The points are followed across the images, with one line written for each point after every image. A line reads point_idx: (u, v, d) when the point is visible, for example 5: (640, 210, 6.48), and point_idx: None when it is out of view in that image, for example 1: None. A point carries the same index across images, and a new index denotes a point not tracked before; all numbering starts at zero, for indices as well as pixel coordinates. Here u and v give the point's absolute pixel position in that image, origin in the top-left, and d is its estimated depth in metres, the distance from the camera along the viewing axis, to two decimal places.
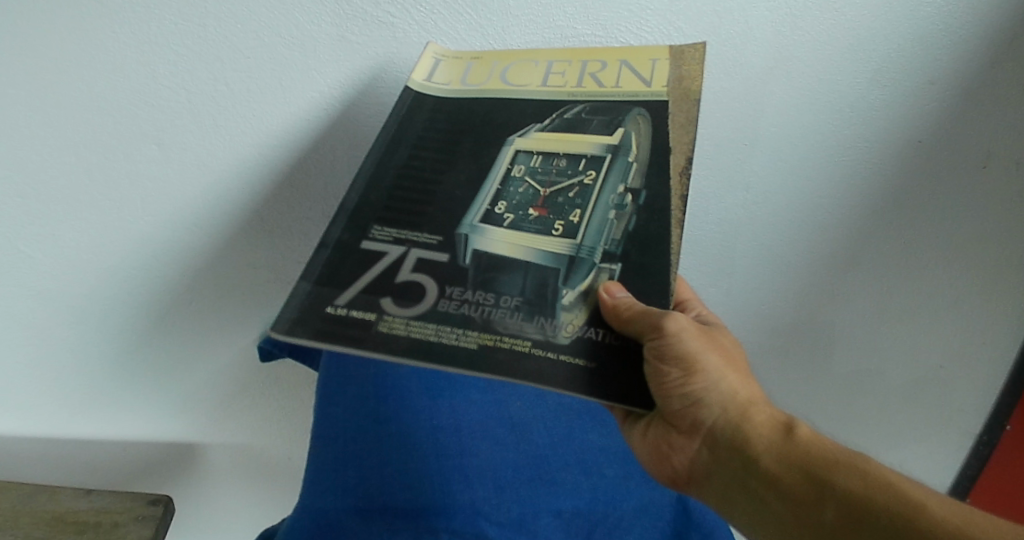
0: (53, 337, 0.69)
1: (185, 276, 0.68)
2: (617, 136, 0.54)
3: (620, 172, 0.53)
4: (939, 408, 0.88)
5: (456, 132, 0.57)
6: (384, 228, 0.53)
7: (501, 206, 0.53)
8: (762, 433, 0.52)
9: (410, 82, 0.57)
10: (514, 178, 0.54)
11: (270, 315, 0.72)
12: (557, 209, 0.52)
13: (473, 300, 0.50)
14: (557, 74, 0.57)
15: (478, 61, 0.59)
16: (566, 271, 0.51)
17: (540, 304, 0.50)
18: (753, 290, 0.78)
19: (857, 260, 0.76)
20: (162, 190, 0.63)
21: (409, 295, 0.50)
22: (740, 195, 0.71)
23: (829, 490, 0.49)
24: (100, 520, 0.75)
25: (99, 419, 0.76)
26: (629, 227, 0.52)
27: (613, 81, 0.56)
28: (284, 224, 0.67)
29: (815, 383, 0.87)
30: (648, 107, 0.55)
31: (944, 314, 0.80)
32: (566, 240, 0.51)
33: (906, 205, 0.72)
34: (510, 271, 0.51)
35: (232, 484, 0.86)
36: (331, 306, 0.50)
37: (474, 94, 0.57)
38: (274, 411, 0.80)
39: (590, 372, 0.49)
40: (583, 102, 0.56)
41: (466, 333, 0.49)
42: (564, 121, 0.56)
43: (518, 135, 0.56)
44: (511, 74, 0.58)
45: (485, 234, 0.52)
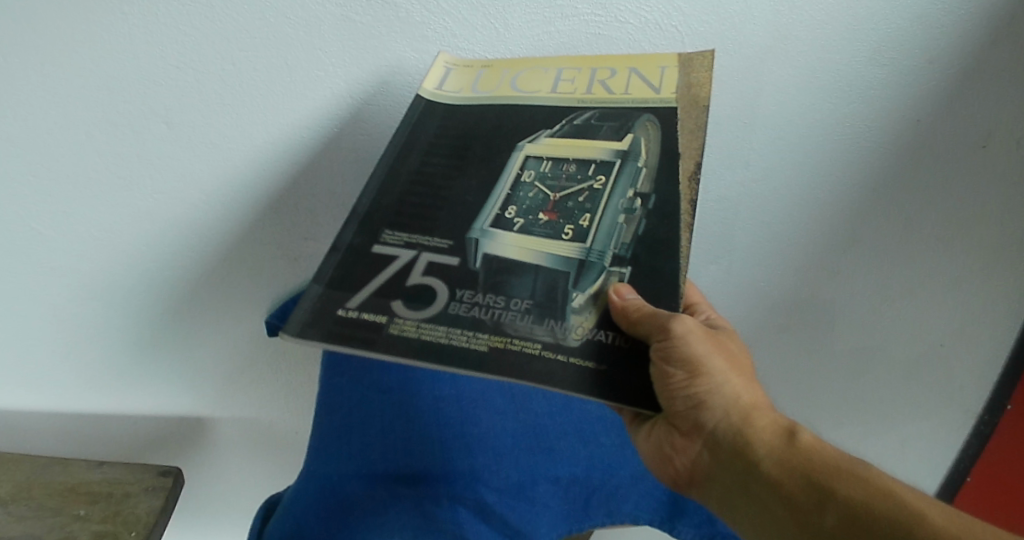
0: (65, 310, 0.70)
1: (193, 253, 0.69)
2: (626, 142, 0.55)
3: (630, 178, 0.54)
4: (941, 388, 0.89)
5: (467, 137, 0.58)
6: (395, 233, 0.54)
7: (511, 210, 0.54)
8: (765, 435, 0.53)
9: (421, 90, 0.58)
10: (524, 183, 0.55)
11: (280, 293, 0.73)
12: (566, 214, 0.54)
13: (484, 303, 0.51)
14: (567, 81, 0.59)
15: (489, 69, 0.60)
16: (576, 274, 0.52)
17: (550, 307, 0.51)
18: (753, 267, 0.79)
19: (858, 238, 0.77)
20: (173, 167, 0.64)
21: (420, 298, 0.51)
22: (740, 172, 0.72)
23: (828, 494, 0.50)
24: (112, 490, 0.74)
25: (112, 392, 0.78)
26: (638, 231, 0.53)
27: (623, 88, 0.57)
28: (291, 201, 0.68)
29: (816, 361, 0.88)
30: (658, 113, 0.56)
31: (944, 296, 0.81)
32: (576, 245, 0.52)
33: (906, 185, 0.73)
34: (520, 274, 0.52)
35: (240, 457, 0.87)
36: (343, 308, 0.51)
37: (485, 101, 0.59)
38: (282, 386, 0.81)
39: (598, 372, 0.50)
40: (594, 108, 0.57)
41: (476, 336, 0.50)
42: (573, 128, 0.57)
43: (529, 141, 0.57)
44: (522, 81, 0.59)
45: (497, 238, 0.53)
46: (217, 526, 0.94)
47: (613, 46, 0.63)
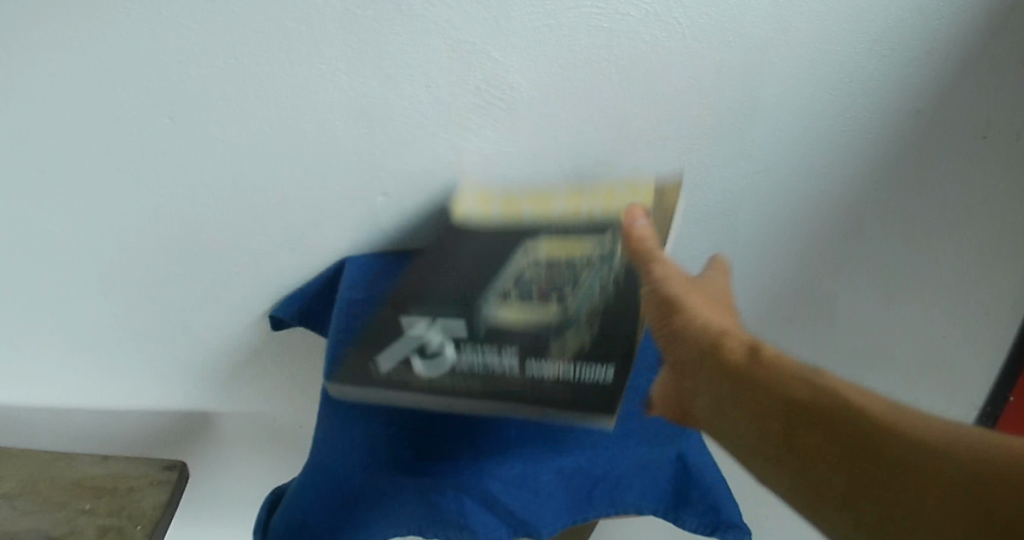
0: (72, 305, 0.71)
1: (197, 246, 0.70)
2: (605, 235, 0.63)
3: (604, 273, 0.62)
4: (939, 375, 0.90)
5: (475, 266, 0.64)
6: (418, 313, 0.61)
7: (506, 287, 0.62)
8: (735, 362, 0.52)
9: (454, 214, 0.68)
10: (520, 286, 0.62)
11: (284, 285, 0.74)
12: (549, 295, 0.61)
13: (487, 353, 0.57)
14: (567, 197, 0.66)
15: (507, 194, 0.68)
16: (556, 331, 0.58)
17: (537, 349, 0.57)
18: (754, 258, 0.80)
19: (861, 229, 0.77)
20: (177, 164, 0.64)
21: (434, 354, 0.57)
22: (741, 164, 0.72)
23: (812, 415, 0.49)
24: (117, 484, 0.74)
25: (117, 386, 0.78)
26: (603, 305, 0.61)
27: (609, 206, 0.64)
28: (294, 194, 0.68)
29: (820, 347, 0.88)
30: (631, 213, 0.64)
31: (944, 286, 0.81)
32: (556, 313, 0.60)
33: (906, 176, 0.73)
34: (513, 329, 0.59)
35: (245, 452, 0.87)
36: (375, 368, 0.57)
37: (497, 225, 0.66)
38: (286, 379, 0.81)
39: (578, 404, 0.54)
40: (586, 218, 0.64)
41: (477, 379, 0.56)
42: (566, 235, 0.64)
43: (532, 240, 0.64)
44: (531, 205, 0.66)
45: (495, 309, 0.60)
46: (224, 518, 0.95)
47: (615, 38, 0.63)
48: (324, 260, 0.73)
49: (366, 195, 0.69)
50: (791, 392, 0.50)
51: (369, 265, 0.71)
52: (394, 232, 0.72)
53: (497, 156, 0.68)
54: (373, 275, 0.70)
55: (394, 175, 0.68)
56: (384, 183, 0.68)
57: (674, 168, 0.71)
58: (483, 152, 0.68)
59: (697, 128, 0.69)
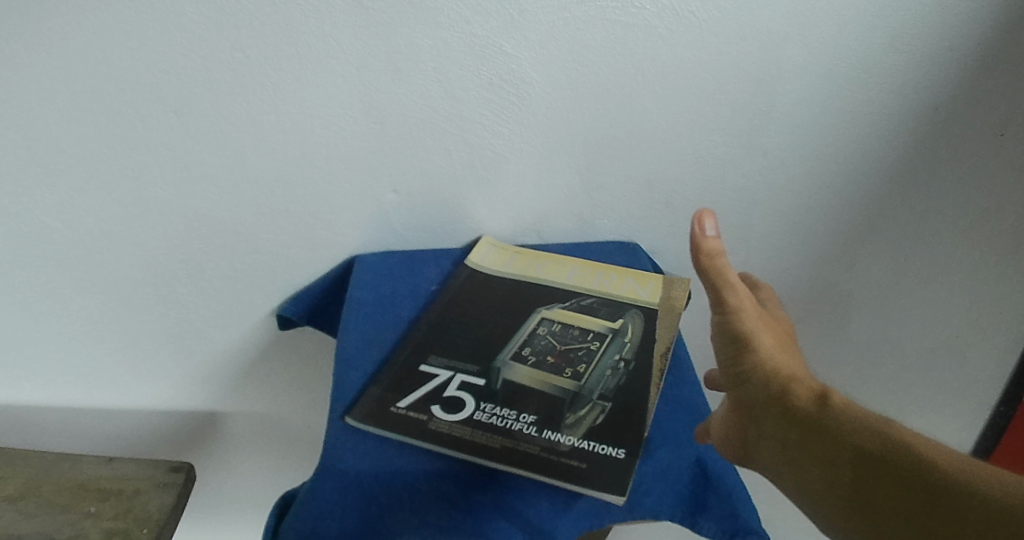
0: (75, 302, 0.70)
1: (202, 243, 0.68)
2: (617, 323, 0.60)
3: (617, 348, 0.58)
4: (953, 379, 0.87)
5: (483, 307, 0.62)
6: (440, 357, 0.57)
7: (526, 350, 0.57)
8: (803, 408, 0.46)
9: (467, 260, 0.67)
10: (538, 335, 0.59)
11: (292, 284, 0.72)
12: (570, 360, 0.56)
13: (503, 414, 0.52)
14: (579, 274, 0.65)
15: (520, 254, 0.68)
16: (570, 400, 0.53)
17: (550, 420, 0.51)
18: (770, 257, 0.78)
19: (875, 228, 0.75)
20: (181, 159, 0.63)
21: (453, 405, 0.53)
22: (757, 160, 0.70)
23: (887, 473, 0.43)
24: (122, 487, 0.69)
25: (121, 386, 0.77)
26: (621, 381, 0.55)
27: (618, 288, 0.64)
28: (301, 191, 0.67)
29: (836, 351, 0.86)
30: (642, 309, 0.61)
31: (957, 287, 0.80)
32: (571, 380, 0.54)
33: (921, 175, 0.72)
34: (527, 395, 0.53)
35: (249, 455, 0.85)
36: (393, 406, 0.53)
37: (512, 275, 0.66)
38: (294, 378, 0.79)
39: (596, 482, 0.48)
40: (596, 296, 0.63)
41: (489, 436, 0.51)
42: (579, 306, 0.62)
43: (545, 307, 0.62)
44: (545, 269, 0.66)
45: (513, 368, 0.56)
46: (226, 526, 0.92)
47: (630, 32, 0.62)
48: (332, 259, 0.71)
49: (375, 192, 0.67)
50: (861, 442, 0.44)
51: (379, 264, 0.67)
52: (404, 231, 0.70)
53: (509, 152, 0.67)
54: (384, 277, 0.65)
55: (403, 171, 0.67)
56: (393, 179, 0.67)
57: (689, 165, 0.70)
58: (495, 149, 0.66)
59: (713, 124, 0.68)
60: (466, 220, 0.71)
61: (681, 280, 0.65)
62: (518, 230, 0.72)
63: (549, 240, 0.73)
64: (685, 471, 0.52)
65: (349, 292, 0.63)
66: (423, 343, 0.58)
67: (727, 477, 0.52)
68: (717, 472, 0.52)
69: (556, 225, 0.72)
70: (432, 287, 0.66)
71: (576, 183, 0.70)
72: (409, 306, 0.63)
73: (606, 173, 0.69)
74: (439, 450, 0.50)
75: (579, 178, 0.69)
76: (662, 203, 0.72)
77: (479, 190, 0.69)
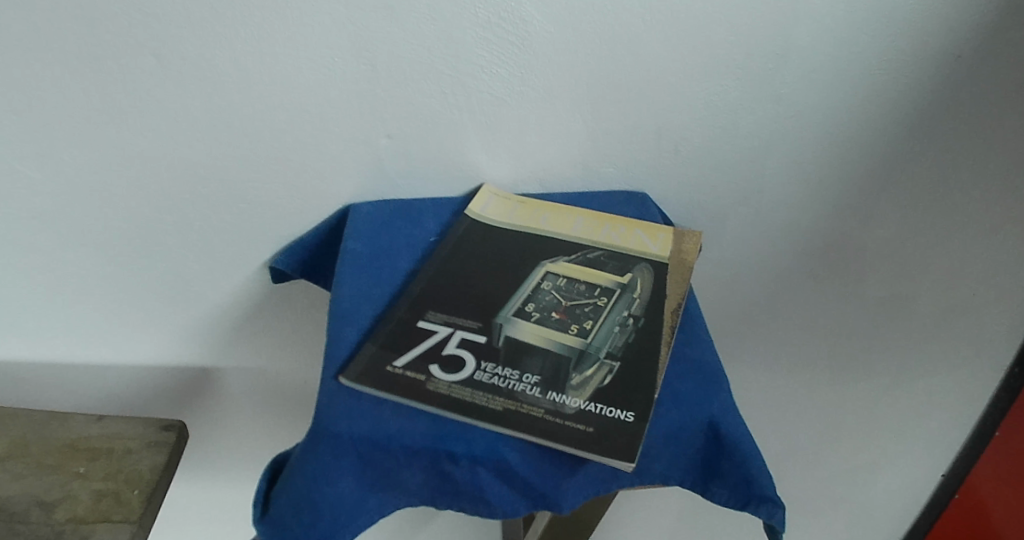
0: (59, 256, 0.67)
1: (187, 193, 0.65)
2: (626, 277, 0.57)
3: (625, 304, 0.55)
4: (969, 343, 0.84)
5: (484, 260, 0.59)
6: (439, 313, 0.54)
7: (529, 306, 0.55)
8: None
9: (467, 211, 0.64)
10: (542, 290, 0.56)
11: (282, 237, 0.69)
12: (575, 317, 0.53)
13: (505, 374, 0.49)
14: (585, 227, 0.62)
15: (524, 205, 0.65)
16: (576, 359, 0.50)
17: (554, 381, 0.49)
18: (784, 210, 0.74)
19: (891, 182, 0.72)
20: (163, 104, 0.59)
21: (452, 364, 0.50)
22: (772, 109, 0.66)
23: None
24: (113, 447, 0.67)
25: (110, 342, 0.75)
26: (630, 339, 0.52)
27: (626, 241, 0.60)
28: (290, 140, 0.63)
29: (849, 309, 0.83)
30: (652, 264, 0.58)
31: (976, 244, 0.76)
32: (578, 338, 0.52)
33: (945, 125, 0.68)
34: (532, 354, 0.51)
35: (245, 412, 0.83)
36: (390, 365, 0.50)
37: (515, 227, 0.62)
38: (288, 333, 0.77)
39: (604, 447, 0.45)
40: (602, 249, 0.60)
41: (491, 398, 0.48)
42: (585, 260, 0.59)
43: (549, 260, 0.59)
44: (549, 220, 0.63)
45: (516, 326, 0.53)
46: (219, 490, 0.89)
47: None
48: (325, 210, 0.68)
49: (368, 138, 0.64)
50: None
51: (373, 215, 0.63)
52: (400, 180, 0.66)
53: (511, 97, 0.63)
54: (380, 228, 0.62)
55: (398, 116, 0.63)
56: (387, 125, 0.63)
57: (701, 111, 0.66)
58: (495, 93, 0.62)
59: (727, 68, 0.63)
60: (466, 169, 0.67)
61: (691, 233, 0.62)
62: (521, 179, 0.68)
63: (553, 189, 0.70)
64: (696, 436, 0.50)
65: (343, 244, 0.60)
66: (420, 298, 0.55)
67: (743, 441, 0.49)
68: (731, 436, 0.49)
69: (561, 173, 0.68)
70: (431, 240, 0.63)
71: (583, 130, 0.66)
72: (406, 259, 0.60)
73: (614, 119, 0.65)
74: (438, 413, 0.47)
75: (584, 124, 0.65)
76: (672, 151, 0.68)
77: (479, 136, 0.65)
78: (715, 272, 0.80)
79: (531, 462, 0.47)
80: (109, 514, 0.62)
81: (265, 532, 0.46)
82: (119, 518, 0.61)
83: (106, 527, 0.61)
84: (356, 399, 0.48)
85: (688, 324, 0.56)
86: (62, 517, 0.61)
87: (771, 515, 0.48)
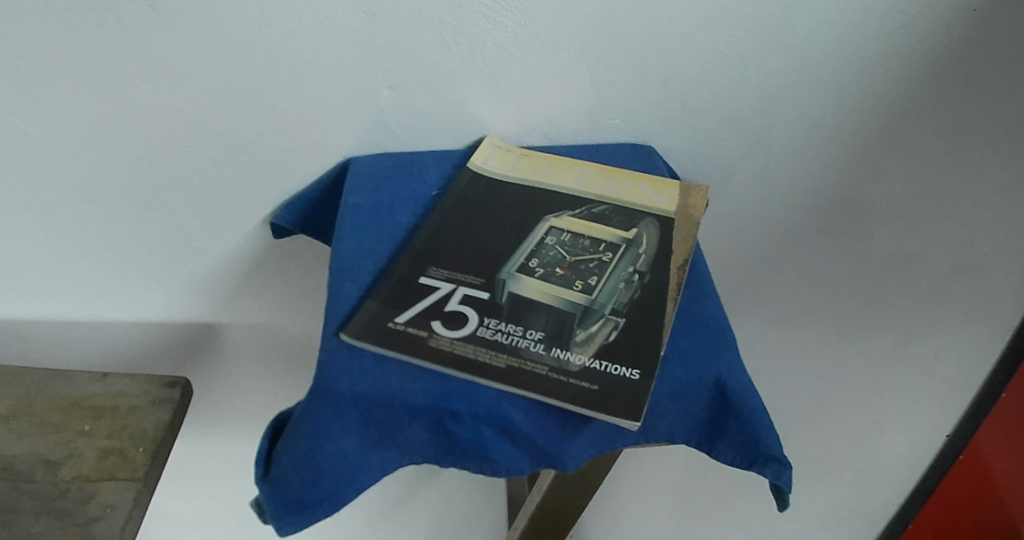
0: (58, 212, 0.66)
1: (184, 149, 0.64)
2: (631, 232, 0.56)
3: (631, 259, 0.54)
4: (977, 303, 0.83)
5: (487, 214, 0.58)
6: (441, 268, 0.53)
7: (533, 262, 0.53)
8: None
9: (470, 163, 0.62)
10: (546, 245, 0.55)
11: (281, 192, 0.67)
12: (580, 273, 0.52)
13: (508, 330, 0.49)
14: (590, 180, 0.61)
15: (528, 157, 0.63)
16: (581, 315, 0.49)
17: (558, 338, 0.48)
18: (794, 163, 0.72)
19: (903, 136, 0.70)
20: (158, 56, 0.58)
21: (455, 321, 0.49)
22: (781, 60, 0.64)
23: None
24: (117, 404, 0.67)
25: (112, 301, 0.74)
26: (635, 295, 0.51)
27: (632, 195, 0.59)
28: (287, 93, 0.61)
29: (858, 264, 0.82)
30: (658, 218, 0.57)
31: (988, 201, 0.75)
32: (582, 294, 0.51)
33: (959, 77, 0.66)
34: (535, 310, 0.50)
35: (250, 368, 0.83)
36: (391, 322, 0.49)
37: (518, 180, 0.61)
38: (290, 289, 0.76)
39: (608, 406, 0.45)
40: (608, 203, 0.58)
41: (494, 355, 0.47)
42: (590, 214, 0.57)
43: (554, 215, 0.57)
44: (553, 174, 0.61)
45: (519, 282, 0.52)
46: (225, 444, 0.89)
47: None
48: (325, 163, 0.66)
49: (368, 89, 0.62)
50: None
51: (374, 168, 0.62)
52: (401, 132, 0.65)
53: (514, 48, 0.61)
54: (380, 181, 0.60)
55: (399, 67, 0.61)
56: (388, 76, 0.61)
57: (709, 62, 0.64)
58: (498, 42, 0.60)
59: (736, 17, 0.61)
60: (468, 120, 0.65)
61: (699, 187, 0.60)
62: (525, 130, 0.66)
63: (558, 141, 0.68)
64: (702, 395, 0.49)
65: (343, 198, 0.59)
66: (422, 253, 0.54)
67: (749, 400, 0.49)
68: (738, 395, 0.49)
69: (566, 125, 0.66)
70: (433, 193, 0.61)
71: (588, 81, 0.64)
72: (407, 214, 0.59)
73: (620, 68, 0.63)
74: (440, 370, 0.47)
75: (590, 75, 0.63)
76: (679, 103, 0.66)
77: (481, 88, 0.63)
78: (724, 227, 0.78)
79: (534, 420, 0.46)
80: (114, 473, 0.62)
81: (268, 490, 0.46)
82: (124, 477, 0.62)
83: (111, 486, 0.61)
84: (357, 355, 0.47)
85: (695, 279, 0.55)
86: (66, 476, 0.61)
87: (776, 475, 0.48)
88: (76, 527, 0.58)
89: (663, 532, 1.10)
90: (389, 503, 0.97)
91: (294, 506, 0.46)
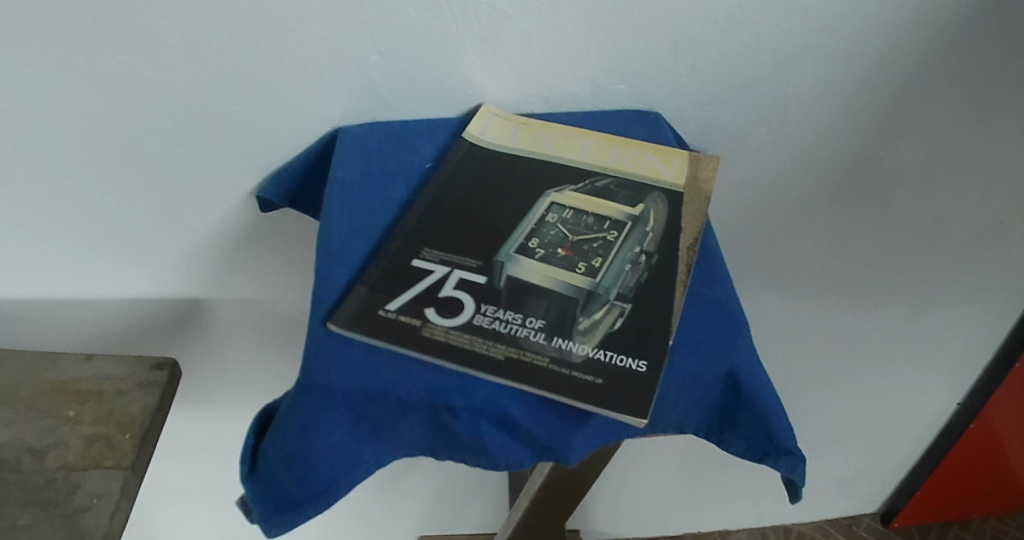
0: (36, 188, 0.63)
1: (163, 120, 0.60)
2: (638, 209, 0.52)
3: (637, 238, 0.51)
4: (991, 262, 0.84)
5: (484, 190, 0.54)
6: (435, 250, 0.50)
7: (534, 242, 0.50)
8: None
9: (465, 134, 0.58)
10: (547, 224, 0.52)
11: (268, 164, 0.64)
12: (583, 254, 0.49)
13: (507, 318, 0.46)
14: (593, 151, 0.57)
15: (526, 126, 0.59)
16: (584, 302, 0.47)
17: (561, 326, 0.45)
18: (809, 131, 0.68)
19: (923, 100, 0.67)
20: (132, 22, 0.54)
21: (451, 308, 0.46)
22: (797, 22, 0.60)
23: None
24: (104, 388, 0.65)
25: (99, 277, 0.71)
26: (642, 277, 0.48)
27: (638, 167, 0.56)
28: (270, 60, 0.57)
29: (872, 232, 0.78)
30: (667, 193, 0.54)
31: (1006, 164, 0.73)
32: (586, 278, 0.48)
33: (983, 36, 0.63)
34: (536, 297, 0.47)
35: (242, 343, 0.80)
36: (383, 309, 0.46)
37: (516, 151, 0.57)
38: (283, 264, 0.73)
39: (614, 400, 0.42)
40: (613, 176, 0.55)
41: (493, 346, 0.44)
42: (594, 189, 0.54)
43: (555, 190, 0.54)
44: (554, 144, 0.58)
45: (519, 264, 0.49)
46: (219, 418, 0.87)
47: None
48: (313, 132, 0.62)
49: (357, 55, 0.58)
50: None
51: (364, 139, 0.58)
52: (392, 100, 0.61)
53: (511, 9, 0.57)
54: (371, 152, 0.57)
55: (388, 31, 0.57)
56: (377, 39, 0.57)
57: (720, 23, 0.59)
58: (494, 4, 0.56)
59: None
60: (463, 86, 0.61)
61: (709, 158, 0.56)
62: (524, 96, 0.62)
63: (558, 108, 0.64)
64: (712, 387, 0.47)
65: (331, 171, 0.55)
66: (415, 233, 0.51)
67: (764, 392, 0.47)
68: (751, 387, 0.47)
69: (567, 89, 0.62)
70: (426, 165, 0.58)
71: (590, 44, 0.59)
72: (400, 188, 0.55)
73: (624, 31, 0.59)
74: (434, 361, 0.44)
75: (592, 37, 0.59)
76: (687, 67, 0.62)
77: (477, 52, 0.59)
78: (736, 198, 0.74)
79: (534, 414, 0.44)
80: (101, 460, 0.60)
81: (254, 489, 0.44)
82: (111, 465, 0.60)
83: (98, 475, 0.59)
84: (346, 346, 0.45)
85: (704, 258, 0.52)
86: (52, 465, 0.59)
87: (791, 468, 0.47)
88: (62, 518, 0.57)
89: (666, 496, 1.10)
90: (388, 473, 0.96)
91: (282, 504, 0.44)
